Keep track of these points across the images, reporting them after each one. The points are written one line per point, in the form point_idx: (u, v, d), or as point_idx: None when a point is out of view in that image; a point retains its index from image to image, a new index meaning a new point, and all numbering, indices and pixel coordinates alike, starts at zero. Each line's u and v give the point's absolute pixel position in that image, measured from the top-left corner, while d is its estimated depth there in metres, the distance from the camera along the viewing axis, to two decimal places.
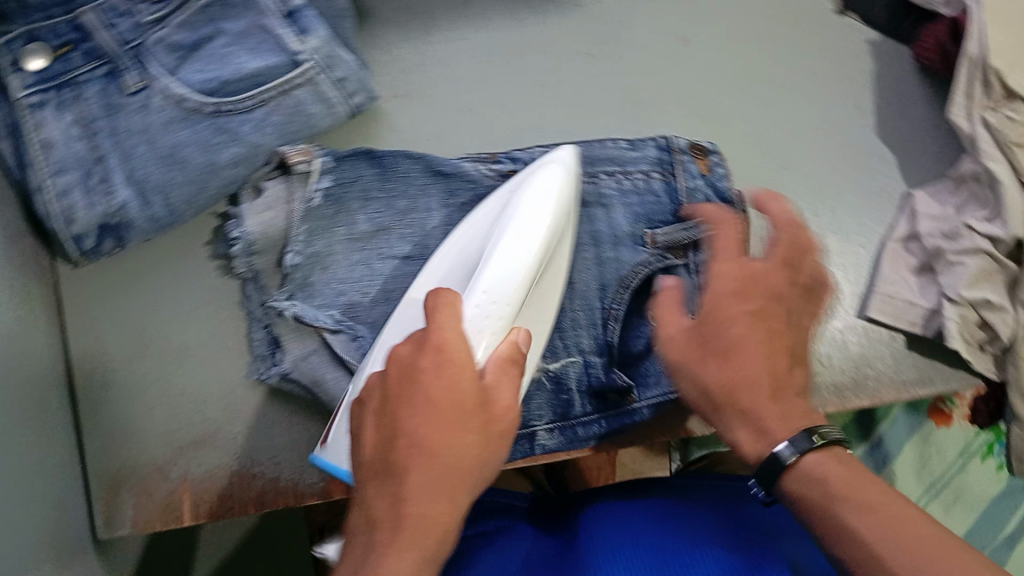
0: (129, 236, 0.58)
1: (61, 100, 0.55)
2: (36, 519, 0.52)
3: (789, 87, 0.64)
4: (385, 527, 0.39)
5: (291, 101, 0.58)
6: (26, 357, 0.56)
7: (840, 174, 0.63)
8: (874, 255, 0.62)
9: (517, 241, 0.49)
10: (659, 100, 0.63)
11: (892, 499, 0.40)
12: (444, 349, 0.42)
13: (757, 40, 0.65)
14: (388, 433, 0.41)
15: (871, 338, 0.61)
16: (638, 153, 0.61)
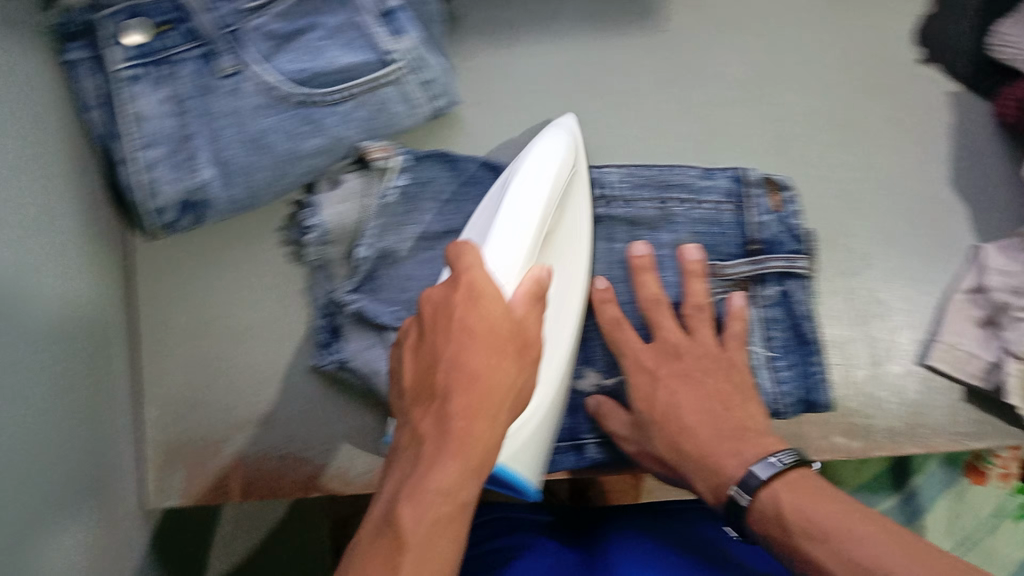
0: (207, 214, 0.60)
1: (158, 76, 0.56)
2: (87, 485, 0.54)
3: (867, 129, 0.64)
4: (430, 446, 0.41)
5: (378, 98, 0.59)
6: (93, 327, 0.57)
7: (908, 220, 0.63)
8: (938, 303, 0.62)
9: (522, 202, 0.51)
10: (736, 130, 0.64)
11: (837, 515, 0.46)
12: (474, 286, 0.44)
13: (841, 78, 0.65)
14: (428, 363, 0.44)
15: (929, 387, 0.61)
16: (711, 182, 0.61)
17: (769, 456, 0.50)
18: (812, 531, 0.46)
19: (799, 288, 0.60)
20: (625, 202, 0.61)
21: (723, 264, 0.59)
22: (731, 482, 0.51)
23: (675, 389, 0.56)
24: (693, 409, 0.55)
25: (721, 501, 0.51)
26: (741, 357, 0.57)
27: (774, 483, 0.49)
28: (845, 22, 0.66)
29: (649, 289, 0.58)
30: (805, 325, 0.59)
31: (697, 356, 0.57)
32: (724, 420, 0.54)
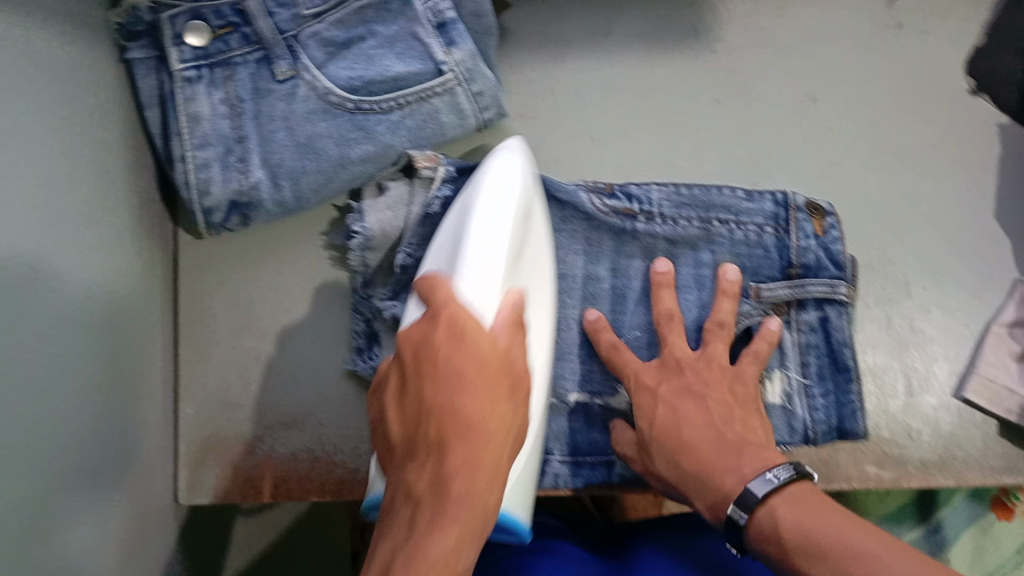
0: (255, 215, 0.61)
1: (213, 78, 0.58)
2: (119, 474, 0.54)
3: (912, 158, 0.64)
4: (427, 502, 0.42)
5: (428, 108, 0.60)
6: (132, 319, 0.58)
7: (950, 251, 0.63)
8: (976, 335, 0.62)
9: (491, 227, 0.50)
10: (780, 153, 0.64)
11: (830, 528, 0.46)
12: (457, 325, 0.45)
13: (888, 108, 0.65)
14: (416, 411, 0.44)
15: (964, 420, 0.61)
16: (754, 205, 0.61)
17: (766, 472, 0.50)
18: (812, 546, 0.46)
19: (840, 315, 0.59)
20: (667, 221, 0.62)
21: (763, 287, 0.60)
22: (728, 499, 0.50)
23: (676, 405, 0.55)
24: (695, 427, 0.54)
25: (720, 520, 0.51)
26: (752, 371, 0.57)
27: (772, 499, 0.49)
28: (896, 52, 0.66)
29: (665, 303, 0.59)
30: (843, 352, 0.59)
31: (699, 371, 0.56)
32: (723, 436, 0.53)
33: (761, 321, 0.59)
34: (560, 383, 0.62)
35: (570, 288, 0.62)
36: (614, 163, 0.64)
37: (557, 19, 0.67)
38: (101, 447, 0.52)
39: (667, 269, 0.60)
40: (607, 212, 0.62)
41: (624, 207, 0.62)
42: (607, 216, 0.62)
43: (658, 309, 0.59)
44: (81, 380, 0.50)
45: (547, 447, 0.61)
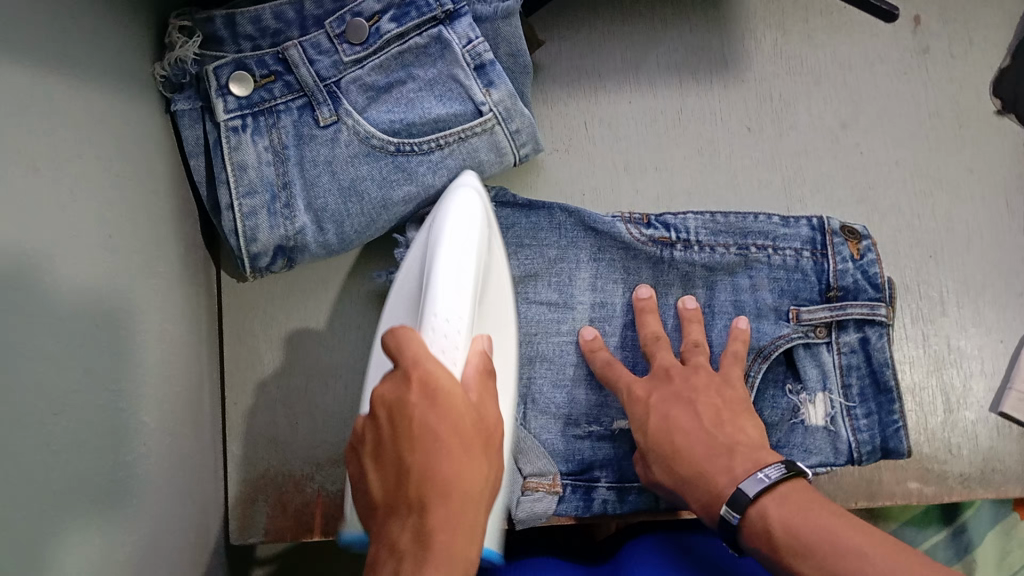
0: (299, 257, 0.63)
1: (257, 126, 0.60)
2: (179, 514, 0.56)
3: (944, 180, 0.69)
4: (411, 561, 0.43)
5: (467, 147, 0.62)
6: (189, 361, 0.60)
7: (985, 272, 0.67)
8: (1012, 349, 0.66)
9: (453, 262, 0.51)
10: (819, 182, 0.68)
11: (821, 527, 0.47)
12: (431, 385, 0.45)
13: (918, 135, 0.69)
14: (395, 473, 0.45)
15: (1001, 434, 0.64)
16: (791, 230, 0.63)
17: (758, 472, 0.50)
18: (801, 545, 0.47)
19: (879, 336, 0.60)
20: (704, 249, 0.63)
21: (803, 310, 0.61)
22: (723, 499, 0.51)
23: (667, 412, 0.56)
24: (690, 431, 0.55)
25: (714, 520, 0.52)
26: (737, 372, 0.59)
27: (762, 498, 0.49)
28: (924, 78, 0.70)
29: (650, 327, 0.62)
30: (885, 372, 0.60)
31: (688, 377, 0.58)
32: (715, 437, 0.54)
33: (802, 344, 0.61)
34: (606, 411, 0.64)
35: (609, 315, 0.64)
36: (652, 197, 0.68)
37: (593, 57, 0.70)
38: (167, 489, 0.55)
39: (650, 293, 0.63)
40: (645, 241, 0.63)
41: (661, 236, 0.63)
42: (644, 245, 0.64)
43: (643, 334, 0.62)
44: (149, 433, 0.52)
45: (594, 474, 0.64)
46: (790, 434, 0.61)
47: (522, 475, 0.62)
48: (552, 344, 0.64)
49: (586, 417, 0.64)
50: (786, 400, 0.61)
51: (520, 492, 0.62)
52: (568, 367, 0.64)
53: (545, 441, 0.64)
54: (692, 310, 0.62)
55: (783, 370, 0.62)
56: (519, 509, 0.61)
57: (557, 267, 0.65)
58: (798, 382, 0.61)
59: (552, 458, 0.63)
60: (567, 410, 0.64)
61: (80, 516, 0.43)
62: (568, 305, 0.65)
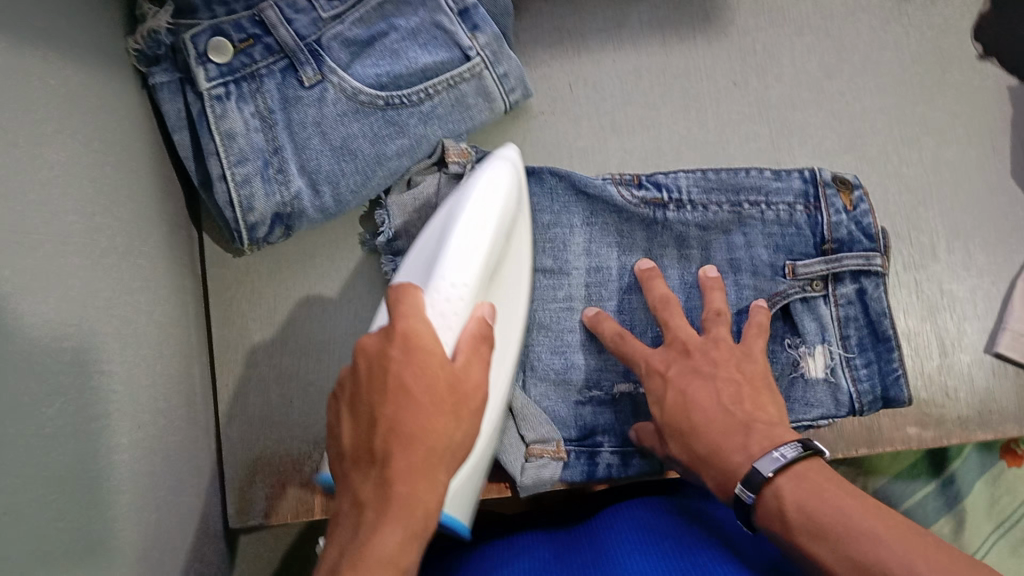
0: (297, 224, 0.66)
1: (241, 92, 0.62)
2: (184, 479, 0.58)
3: (929, 122, 0.74)
4: (373, 511, 0.45)
5: (456, 93, 0.67)
6: (181, 328, 0.62)
7: (974, 215, 0.72)
8: (1003, 292, 0.71)
9: (465, 243, 0.55)
10: (806, 129, 0.73)
11: (836, 513, 0.47)
12: (412, 340, 0.48)
13: (901, 81, 0.74)
14: (366, 424, 0.47)
15: (997, 373, 0.69)
16: (783, 184, 0.62)
17: (773, 451, 0.51)
18: (814, 529, 0.47)
19: (876, 286, 0.60)
20: (697, 207, 0.63)
21: (799, 264, 0.61)
22: (738, 476, 0.52)
23: (684, 387, 0.57)
24: (708, 409, 0.55)
25: (729, 495, 0.53)
26: (758, 346, 0.59)
27: (778, 478, 0.50)
28: (905, 25, 0.76)
29: (659, 290, 0.62)
30: (882, 323, 0.60)
31: (706, 352, 0.58)
32: (732, 414, 0.55)
33: (800, 298, 0.61)
34: (606, 375, 0.64)
35: (605, 281, 0.65)
36: (641, 155, 0.72)
37: (577, 21, 0.75)
38: (173, 452, 0.56)
39: (652, 265, 0.63)
40: (636, 203, 0.63)
41: (653, 197, 0.63)
42: (635, 207, 0.64)
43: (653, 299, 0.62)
44: (153, 416, 0.53)
45: (597, 439, 0.64)
46: (790, 388, 0.61)
47: (525, 442, 0.63)
48: (549, 311, 0.65)
49: (586, 384, 0.64)
50: (785, 354, 0.61)
51: (524, 459, 0.63)
52: (568, 334, 0.64)
53: (547, 407, 0.64)
54: (712, 280, 0.61)
55: (781, 325, 0.62)
56: (524, 475, 0.62)
57: (550, 233, 0.65)
58: (797, 335, 0.61)
59: (555, 425, 0.64)
60: (567, 376, 0.64)
61: (98, 497, 0.44)
62: (564, 271, 0.65)
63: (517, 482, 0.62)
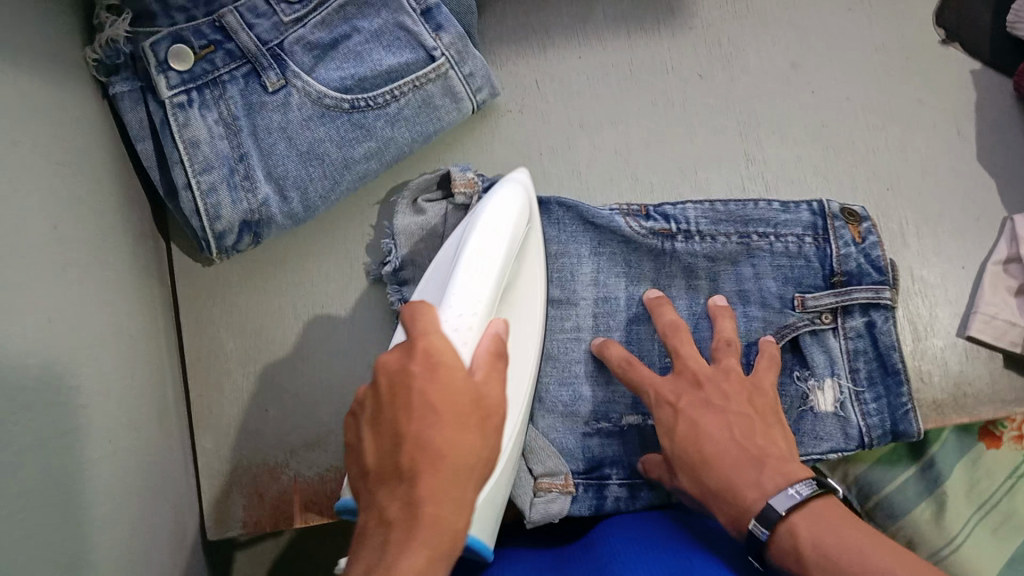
0: (266, 231, 0.61)
1: (203, 100, 0.58)
2: (161, 509, 0.55)
3: (895, 114, 0.72)
4: (399, 534, 0.38)
5: (424, 94, 0.62)
6: (149, 346, 0.58)
7: (944, 200, 0.70)
8: (975, 273, 0.69)
9: (479, 258, 0.52)
10: (779, 119, 0.71)
11: (855, 551, 0.46)
12: (435, 352, 0.42)
13: (872, 70, 0.73)
14: (389, 440, 0.41)
15: (970, 356, 0.68)
16: (791, 216, 0.64)
17: (789, 489, 0.49)
18: (830, 566, 0.46)
19: (884, 319, 0.61)
20: (706, 238, 0.64)
21: (808, 296, 0.62)
22: (749, 514, 0.50)
23: (696, 418, 0.55)
24: (718, 442, 0.53)
25: (743, 532, 0.50)
26: (769, 380, 0.58)
27: (794, 515, 0.48)
28: (867, 11, 0.74)
29: (669, 316, 0.61)
30: (891, 356, 0.61)
31: (717, 384, 0.57)
32: (744, 450, 0.53)
33: (809, 332, 0.62)
34: (613, 407, 0.63)
35: (613, 310, 0.65)
36: (610, 151, 0.70)
37: (537, 13, 0.73)
38: (146, 482, 0.53)
39: (660, 293, 0.63)
40: (644, 233, 0.64)
41: (661, 228, 0.64)
42: (643, 237, 0.65)
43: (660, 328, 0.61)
44: (128, 451, 0.51)
45: (605, 472, 0.63)
46: (799, 421, 0.61)
47: (534, 476, 0.62)
48: (557, 342, 0.64)
49: (594, 415, 0.63)
50: (795, 387, 0.62)
51: (533, 493, 0.61)
52: (575, 364, 0.64)
53: (556, 439, 0.63)
54: (721, 309, 0.61)
55: (790, 357, 0.63)
56: (533, 510, 0.61)
57: (556, 263, 0.65)
58: (806, 368, 0.62)
59: (563, 458, 0.62)
60: (575, 408, 0.63)
61: (80, 552, 0.42)
62: (571, 302, 0.65)
63: (526, 517, 0.61)
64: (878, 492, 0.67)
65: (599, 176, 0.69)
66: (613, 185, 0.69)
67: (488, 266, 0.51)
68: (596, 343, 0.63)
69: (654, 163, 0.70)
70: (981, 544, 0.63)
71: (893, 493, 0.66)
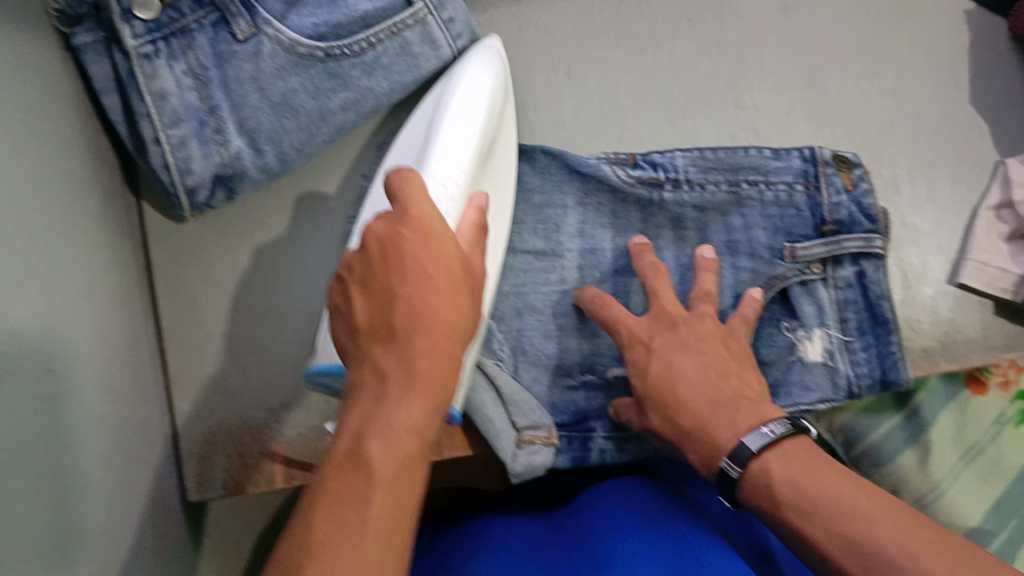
0: (240, 186, 0.59)
1: (171, 50, 0.54)
2: (141, 474, 0.54)
3: (887, 57, 0.70)
4: (395, 384, 0.39)
5: (401, 41, 0.60)
6: (124, 307, 0.56)
7: (935, 146, 0.69)
8: (968, 222, 0.68)
9: (455, 135, 0.52)
10: (768, 65, 0.69)
11: (825, 491, 0.44)
12: (426, 221, 0.43)
13: (860, 14, 0.71)
14: (382, 301, 0.41)
15: (961, 303, 0.67)
16: (783, 163, 0.62)
17: (763, 426, 0.48)
18: (801, 505, 0.45)
19: (876, 268, 0.61)
20: (694, 188, 0.63)
21: (798, 246, 0.61)
22: (723, 453, 0.49)
23: (669, 360, 0.54)
24: (692, 384, 0.53)
25: (713, 472, 0.50)
26: (743, 331, 0.58)
27: (767, 453, 0.47)
28: None
29: (649, 259, 0.61)
30: (881, 305, 0.61)
31: (694, 328, 0.56)
32: (719, 392, 0.52)
33: (799, 281, 0.61)
34: (600, 360, 0.62)
35: (598, 262, 0.63)
36: (594, 99, 0.68)
37: None
38: (125, 447, 0.52)
39: (646, 239, 0.62)
40: (632, 181, 0.63)
41: (649, 176, 0.63)
42: (631, 186, 0.63)
43: (642, 268, 0.60)
44: (107, 418, 0.50)
45: (590, 425, 0.62)
46: (788, 372, 0.61)
47: (517, 428, 0.60)
48: (541, 294, 0.63)
49: (580, 366, 0.62)
50: (783, 338, 0.61)
51: (515, 445, 0.59)
52: (560, 318, 0.63)
53: (538, 393, 0.62)
54: (710, 260, 0.60)
55: (779, 308, 0.62)
56: (516, 462, 0.59)
57: (541, 214, 0.64)
58: (795, 318, 0.61)
59: (546, 411, 0.61)
60: (560, 360, 0.62)
61: (56, 525, 0.41)
62: (556, 254, 0.63)
63: (509, 469, 0.59)
64: (865, 440, 0.71)
65: (582, 125, 0.68)
66: (599, 134, 0.68)
67: (467, 134, 0.52)
68: (576, 291, 0.62)
69: (639, 112, 0.68)
70: (962, 483, 0.70)
71: (880, 441, 0.71)
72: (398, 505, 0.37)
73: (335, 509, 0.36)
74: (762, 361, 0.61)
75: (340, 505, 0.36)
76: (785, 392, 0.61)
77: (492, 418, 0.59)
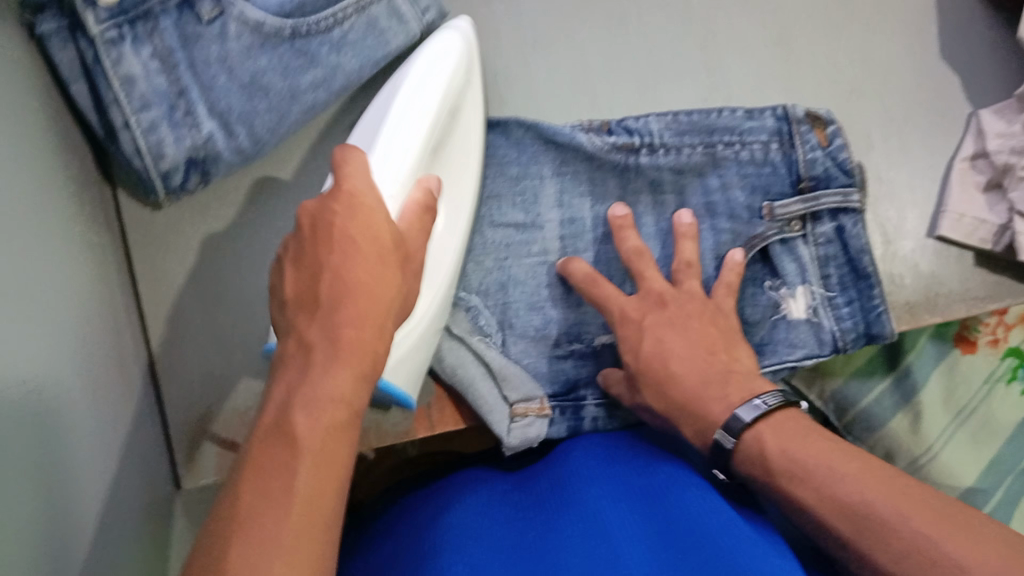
0: (213, 169, 0.59)
1: (136, 34, 0.54)
2: (128, 465, 0.53)
3: (856, 12, 0.70)
4: (321, 354, 0.40)
5: (367, 17, 0.60)
6: (104, 299, 0.55)
7: (908, 98, 0.69)
8: (943, 174, 0.68)
9: (406, 115, 0.53)
10: (739, 24, 0.69)
11: (823, 463, 0.44)
12: (356, 198, 0.45)
13: None
14: (310, 273, 0.43)
15: (941, 256, 0.67)
16: (756, 123, 0.63)
17: (755, 399, 0.48)
18: (796, 470, 0.44)
19: (854, 223, 0.61)
20: (670, 151, 0.63)
21: (776, 205, 0.61)
22: (716, 426, 0.49)
23: (660, 335, 0.55)
24: (684, 358, 0.53)
25: (708, 446, 0.50)
26: (729, 302, 0.58)
27: (760, 423, 0.47)
28: None
29: (632, 242, 0.60)
30: (863, 259, 0.61)
31: (683, 305, 0.56)
32: (710, 365, 0.52)
33: (779, 239, 0.61)
34: (585, 329, 0.62)
35: (579, 231, 0.63)
36: (566, 65, 0.68)
37: None
38: (110, 439, 0.51)
39: (626, 212, 0.61)
40: (608, 149, 0.63)
41: (624, 143, 0.63)
42: (606, 153, 0.63)
43: (625, 249, 0.60)
44: (91, 409, 0.49)
45: (581, 393, 0.62)
46: (773, 331, 0.61)
47: (508, 403, 0.60)
48: (524, 266, 0.63)
49: (566, 336, 0.62)
50: (766, 298, 0.62)
51: (509, 420, 0.59)
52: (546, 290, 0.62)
53: (528, 365, 0.62)
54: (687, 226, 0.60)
55: (761, 268, 0.62)
56: (511, 436, 0.59)
57: (518, 187, 0.64)
58: (777, 277, 0.62)
59: (538, 384, 0.61)
60: (546, 331, 0.62)
61: (45, 507, 0.40)
62: (535, 226, 0.63)
63: (505, 443, 0.59)
64: (855, 406, 0.72)
65: (555, 93, 0.67)
66: (572, 101, 0.68)
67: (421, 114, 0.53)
68: (559, 260, 0.62)
69: (612, 77, 0.68)
70: (955, 445, 0.70)
71: (870, 406, 0.72)
72: (328, 471, 0.37)
73: (262, 481, 0.36)
74: (746, 321, 0.61)
75: (266, 477, 0.36)
76: (763, 352, 0.61)
77: (483, 395, 0.58)
